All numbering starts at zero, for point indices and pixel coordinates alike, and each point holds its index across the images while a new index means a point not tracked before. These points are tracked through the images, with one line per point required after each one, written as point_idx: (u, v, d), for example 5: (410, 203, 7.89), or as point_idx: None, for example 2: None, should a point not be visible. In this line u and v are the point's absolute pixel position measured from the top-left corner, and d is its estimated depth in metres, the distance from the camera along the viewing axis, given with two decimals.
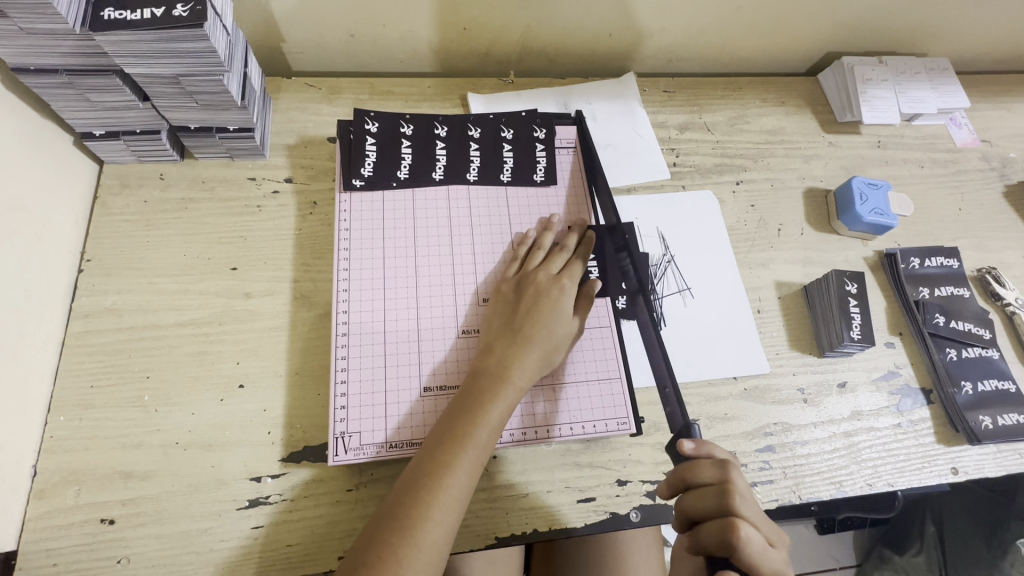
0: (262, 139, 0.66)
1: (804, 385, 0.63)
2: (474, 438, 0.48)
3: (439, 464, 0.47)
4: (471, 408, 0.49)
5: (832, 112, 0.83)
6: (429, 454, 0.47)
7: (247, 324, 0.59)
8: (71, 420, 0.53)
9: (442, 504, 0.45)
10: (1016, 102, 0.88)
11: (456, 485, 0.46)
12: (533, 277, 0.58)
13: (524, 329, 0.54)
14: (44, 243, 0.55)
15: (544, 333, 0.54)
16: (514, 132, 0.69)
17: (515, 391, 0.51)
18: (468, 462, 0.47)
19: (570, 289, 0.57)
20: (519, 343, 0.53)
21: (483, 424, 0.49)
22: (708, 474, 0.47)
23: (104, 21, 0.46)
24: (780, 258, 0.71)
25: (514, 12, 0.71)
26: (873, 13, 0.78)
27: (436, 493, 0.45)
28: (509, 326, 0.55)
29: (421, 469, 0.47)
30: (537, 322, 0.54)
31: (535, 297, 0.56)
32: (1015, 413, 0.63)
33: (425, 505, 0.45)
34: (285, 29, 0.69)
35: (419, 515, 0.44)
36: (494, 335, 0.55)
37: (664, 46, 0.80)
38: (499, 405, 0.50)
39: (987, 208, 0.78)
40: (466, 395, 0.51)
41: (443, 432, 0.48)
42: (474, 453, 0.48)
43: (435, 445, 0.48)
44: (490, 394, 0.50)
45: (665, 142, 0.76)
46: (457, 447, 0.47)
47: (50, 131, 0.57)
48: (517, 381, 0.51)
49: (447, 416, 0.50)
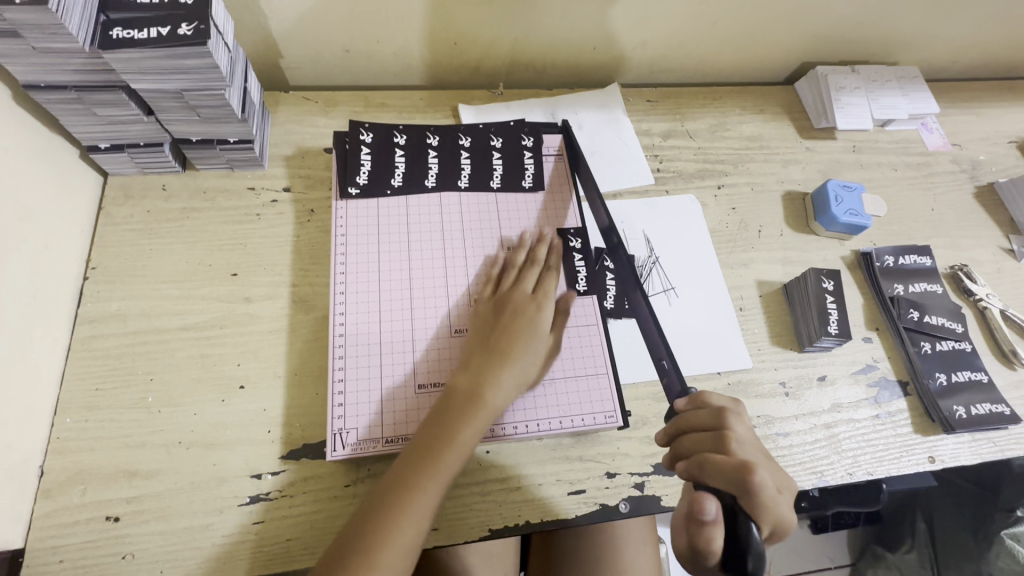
0: (261, 151, 0.68)
1: (786, 379, 0.66)
2: (447, 457, 0.50)
3: (407, 482, 0.48)
4: (443, 426, 0.51)
5: (809, 119, 0.86)
6: (402, 468, 0.49)
7: (248, 327, 0.61)
8: (77, 422, 0.55)
9: (409, 519, 0.47)
10: (984, 107, 0.92)
11: (422, 503, 0.48)
12: (512, 295, 0.60)
13: (500, 346, 0.56)
14: (51, 251, 0.57)
15: (520, 351, 0.56)
16: (503, 141, 0.72)
17: (490, 409, 0.53)
18: (433, 482, 0.49)
19: (546, 306, 0.60)
20: (496, 360, 0.55)
21: (456, 445, 0.50)
22: (708, 420, 0.49)
23: (113, 40, 0.49)
24: (761, 258, 0.73)
25: (502, 27, 0.74)
26: (844, 24, 0.82)
27: (403, 510, 0.47)
28: (485, 343, 0.57)
29: (390, 484, 0.48)
30: (513, 340, 0.57)
31: (511, 315, 0.58)
32: (988, 403, 0.65)
33: (392, 522, 0.46)
34: (283, 45, 0.72)
35: (387, 529, 0.46)
36: (471, 350, 0.57)
37: (647, 58, 0.83)
38: (472, 423, 0.52)
39: (958, 208, 0.81)
40: (440, 410, 0.52)
41: (415, 447, 0.50)
42: (440, 472, 0.49)
43: (407, 461, 0.49)
44: (471, 404, 0.52)
45: (648, 149, 0.80)
46: (427, 464, 0.49)
47: (58, 144, 0.59)
48: (492, 401, 0.53)
49: (422, 430, 0.51)
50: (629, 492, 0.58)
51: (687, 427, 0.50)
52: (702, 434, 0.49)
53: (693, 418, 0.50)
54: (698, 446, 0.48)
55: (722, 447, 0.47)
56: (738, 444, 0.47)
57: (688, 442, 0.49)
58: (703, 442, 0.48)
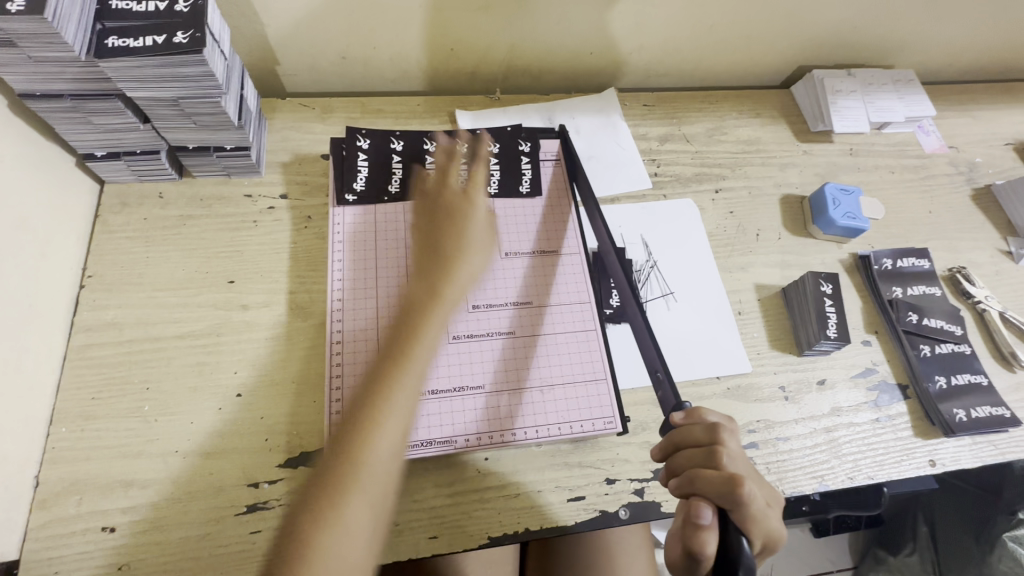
0: (258, 157, 0.68)
1: (785, 383, 0.65)
2: (432, 318, 0.51)
3: (400, 350, 0.48)
4: (437, 288, 0.53)
5: (805, 122, 0.86)
6: (393, 337, 0.49)
7: (245, 335, 0.61)
8: (73, 431, 0.54)
9: (402, 384, 0.47)
10: (980, 109, 0.92)
11: (413, 379, 0.48)
12: (447, 175, 0.62)
13: (449, 214, 0.59)
14: (47, 259, 0.57)
15: (472, 209, 0.59)
16: (501, 146, 0.71)
17: (467, 266, 0.55)
18: (424, 346, 0.49)
19: (482, 186, 0.62)
20: (449, 223, 0.58)
21: (443, 302, 0.52)
22: (700, 435, 0.47)
23: (108, 49, 0.49)
24: (759, 262, 0.73)
25: (499, 33, 0.74)
26: (840, 28, 0.82)
27: (398, 374, 0.47)
28: (439, 203, 0.60)
29: (388, 351, 0.49)
30: (467, 201, 0.59)
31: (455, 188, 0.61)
32: (988, 405, 0.65)
33: (381, 398, 0.46)
34: (280, 52, 0.72)
35: (380, 381, 0.47)
36: (420, 229, 0.58)
37: (643, 63, 0.84)
38: (455, 279, 0.54)
39: (956, 211, 0.81)
40: (439, 272, 0.54)
41: (407, 314, 0.51)
42: (431, 330, 0.50)
43: (400, 326, 0.50)
44: (380, 368, 0.48)
45: (646, 154, 0.80)
46: (421, 317, 0.50)
47: (54, 153, 0.59)
48: (470, 259, 0.56)
49: (411, 294, 0.52)
50: (629, 498, 0.57)
51: (679, 440, 0.48)
52: (695, 447, 0.47)
53: (685, 432, 0.48)
54: (690, 460, 0.47)
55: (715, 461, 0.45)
56: (730, 458, 0.46)
57: (681, 456, 0.48)
58: (695, 456, 0.47)
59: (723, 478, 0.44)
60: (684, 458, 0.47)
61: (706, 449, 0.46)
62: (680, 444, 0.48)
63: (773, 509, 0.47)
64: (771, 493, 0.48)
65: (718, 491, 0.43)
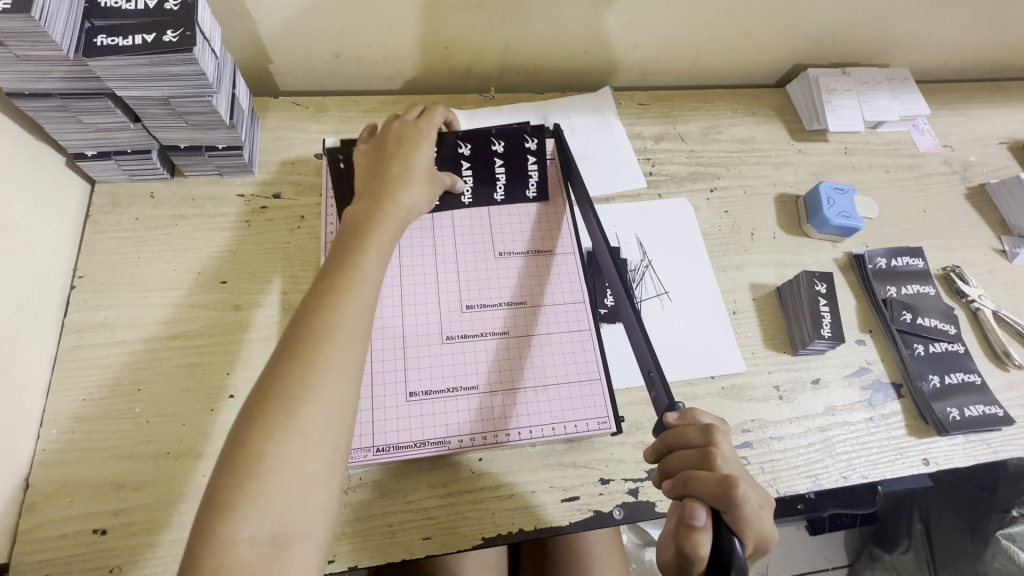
0: (250, 156, 0.68)
1: (779, 382, 0.65)
2: (364, 262, 0.49)
3: (329, 287, 0.46)
4: (351, 241, 0.50)
5: (801, 121, 0.86)
6: (319, 282, 0.47)
7: (237, 335, 0.60)
8: (64, 433, 0.54)
9: (339, 325, 0.45)
10: (975, 108, 0.92)
11: (352, 309, 0.46)
12: (392, 130, 0.61)
13: (392, 163, 0.57)
14: (37, 260, 0.56)
15: (417, 160, 0.59)
16: (505, 144, 0.68)
17: (399, 207, 0.54)
18: (360, 285, 0.47)
19: (431, 129, 0.62)
20: (387, 177, 0.56)
21: (348, 269, 0.48)
22: (694, 436, 0.47)
23: (97, 48, 0.49)
24: (753, 261, 0.73)
25: (493, 31, 0.74)
26: (835, 26, 0.82)
27: (335, 305, 0.45)
28: (382, 156, 0.59)
29: (314, 288, 0.47)
30: (404, 150, 0.59)
31: (398, 139, 0.60)
32: (981, 404, 0.65)
33: (321, 324, 0.44)
34: (273, 50, 0.71)
35: (319, 334, 0.44)
36: (363, 183, 0.57)
37: (637, 62, 0.83)
38: (385, 229, 0.52)
39: (950, 209, 0.81)
40: (347, 233, 0.51)
41: (325, 268, 0.48)
42: (364, 275, 0.48)
43: (321, 276, 0.47)
44: (306, 334, 0.44)
45: (640, 153, 0.79)
46: (354, 261, 0.48)
47: (43, 152, 0.58)
48: (400, 200, 0.54)
49: (332, 250, 0.50)
50: (624, 498, 0.57)
51: (673, 442, 0.48)
52: (689, 449, 0.47)
53: (679, 433, 0.48)
54: (685, 461, 0.47)
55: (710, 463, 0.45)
56: (725, 460, 0.45)
57: (675, 457, 0.48)
58: (690, 457, 0.46)
59: (716, 479, 0.44)
60: (679, 460, 0.47)
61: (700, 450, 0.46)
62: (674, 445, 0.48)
63: (767, 510, 0.47)
64: (764, 496, 0.48)
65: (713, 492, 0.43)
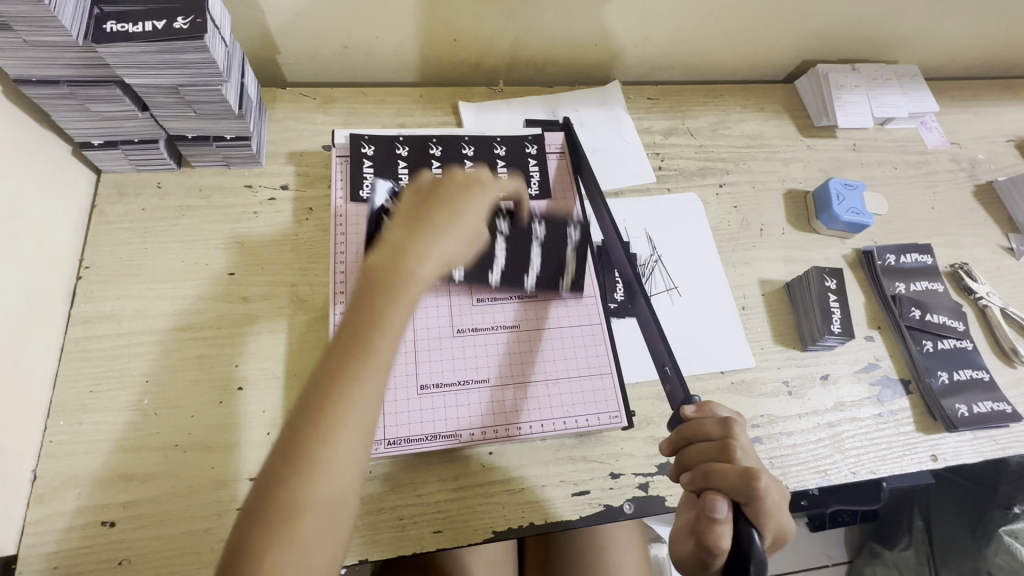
0: (258, 147, 0.67)
1: (788, 378, 0.65)
2: (374, 359, 0.41)
3: (331, 390, 0.39)
4: (364, 323, 0.41)
5: (809, 117, 0.86)
6: (318, 378, 0.39)
7: (246, 327, 0.60)
8: (71, 424, 0.53)
9: (353, 434, 0.38)
10: (983, 106, 0.92)
11: (354, 418, 0.39)
12: (439, 180, 0.51)
13: (429, 221, 0.47)
14: (43, 250, 0.56)
15: (458, 220, 0.48)
16: (507, 149, 0.71)
17: (417, 281, 0.44)
18: (364, 389, 0.39)
19: (485, 188, 0.52)
20: (419, 236, 0.46)
21: (370, 362, 0.40)
22: (713, 428, 0.47)
23: (107, 34, 0.48)
24: (762, 257, 0.73)
25: (503, 24, 0.73)
26: (845, 22, 0.82)
27: (331, 414, 0.38)
28: (422, 206, 0.48)
29: (333, 373, 0.39)
30: (446, 208, 0.48)
31: (440, 193, 0.49)
32: (989, 400, 0.65)
33: (316, 441, 0.37)
34: (281, 41, 0.70)
35: (331, 438, 0.38)
36: (388, 237, 0.46)
37: (647, 56, 0.83)
38: (400, 311, 0.42)
39: (958, 207, 0.81)
40: (356, 308, 0.42)
41: (329, 360, 0.40)
42: (372, 373, 0.40)
43: (323, 371, 0.40)
44: (316, 440, 0.37)
45: (650, 147, 0.79)
46: (361, 358, 0.40)
47: (50, 141, 0.58)
48: (421, 273, 0.44)
49: (341, 331, 0.41)
50: (634, 493, 0.57)
51: (691, 434, 0.48)
52: (708, 440, 0.47)
53: (696, 424, 0.48)
54: (703, 453, 0.47)
55: (730, 455, 0.45)
56: (744, 451, 0.45)
57: (693, 449, 0.47)
58: (708, 449, 0.46)
59: (737, 471, 0.44)
60: (697, 452, 0.47)
61: (719, 442, 0.46)
62: (692, 437, 0.48)
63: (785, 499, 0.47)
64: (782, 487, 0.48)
65: (733, 484, 0.43)
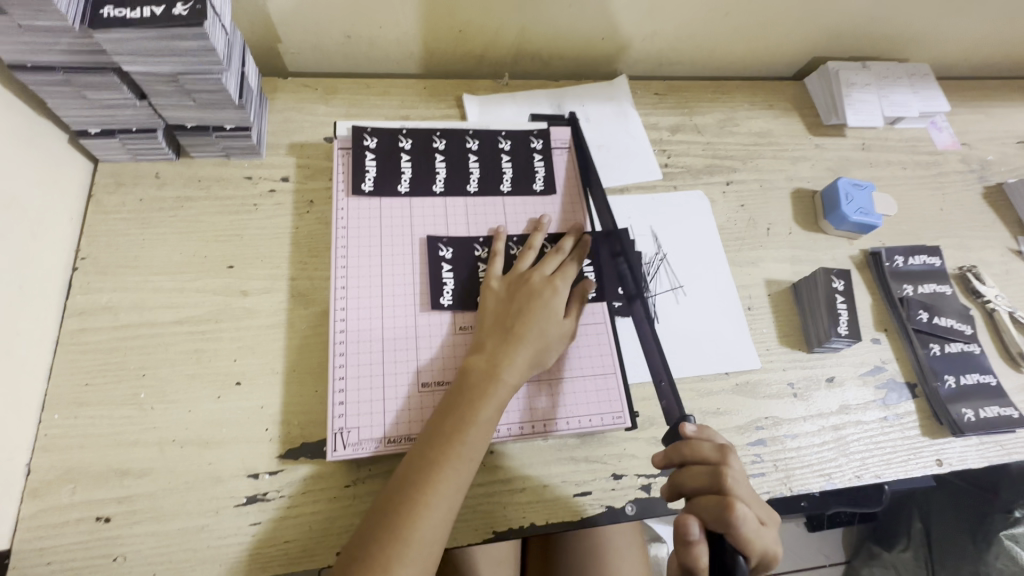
0: (259, 138, 0.66)
1: (794, 380, 0.65)
2: (468, 438, 0.48)
3: (431, 460, 0.47)
4: (464, 407, 0.50)
5: (818, 115, 0.85)
6: (424, 447, 0.48)
7: (244, 321, 0.59)
8: (66, 418, 0.53)
9: (452, 470, 0.47)
10: (994, 106, 0.91)
11: (448, 485, 0.46)
12: (525, 277, 0.58)
13: (514, 327, 0.55)
14: (38, 240, 0.54)
15: (538, 334, 0.55)
16: (512, 144, 0.70)
17: (505, 388, 0.51)
18: (458, 461, 0.47)
19: (563, 292, 0.58)
20: (509, 344, 0.53)
21: (469, 421, 0.49)
22: (707, 453, 0.48)
23: (104, 19, 0.47)
24: (769, 257, 0.72)
25: (510, 15, 0.72)
26: (856, 19, 0.80)
27: (433, 480, 0.46)
28: (514, 295, 0.57)
29: (439, 423, 0.49)
30: (528, 321, 0.55)
31: (527, 296, 0.57)
32: (996, 405, 0.65)
33: (415, 501, 0.45)
34: (283, 29, 0.69)
35: (433, 471, 0.46)
36: (484, 334, 0.55)
37: (655, 51, 0.82)
38: (490, 402, 0.50)
39: (967, 208, 0.80)
40: (459, 393, 0.51)
41: (433, 432, 0.49)
42: (467, 451, 0.48)
43: (429, 443, 0.48)
44: (424, 479, 0.46)
45: (656, 144, 0.78)
46: (459, 434, 0.48)
47: (45, 128, 0.56)
48: (508, 378, 0.52)
49: (442, 410, 0.50)
50: (636, 494, 0.56)
51: (685, 456, 0.49)
52: (699, 465, 0.48)
53: (691, 448, 0.49)
54: (693, 477, 0.48)
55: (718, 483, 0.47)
56: (734, 481, 0.47)
57: (684, 471, 0.49)
58: (699, 474, 0.48)
59: (720, 500, 0.45)
60: (687, 475, 0.49)
61: (710, 469, 0.48)
62: (686, 459, 0.49)
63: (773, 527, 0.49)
64: (768, 510, 0.50)
65: (714, 511, 0.46)
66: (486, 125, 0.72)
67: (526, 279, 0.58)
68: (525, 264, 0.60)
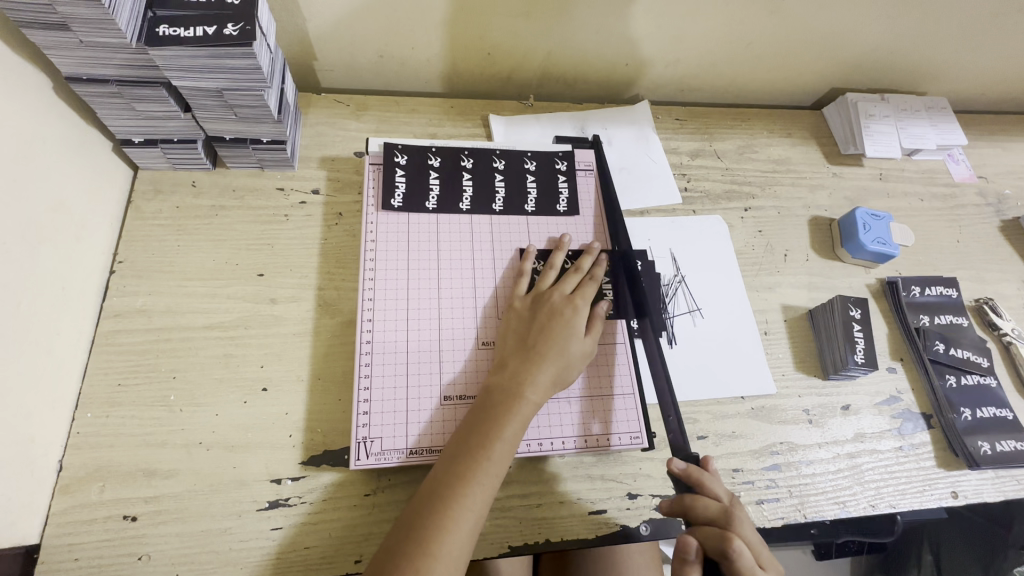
0: (292, 151, 0.68)
1: (809, 407, 0.65)
2: (493, 453, 0.49)
3: (458, 476, 0.48)
4: (489, 424, 0.51)
5: (836, 144, 0.86)
6: (449, 463, 0.49)
7: (273, 329, 0.60)
8: (98, 417, 0.54)
9: (477, 485, 0.48)
10: (1011, 141, 0.92)
11: (475, 499, 0.47)
12: (546, 296, 0.60)
13: (537, 346, 0.56)
14: (80, 243, 0.57)
15: (560, 353, 0.56)
16: (537, 165, 0.71)
17: (527, 406, 0.52)
18: (484, 475, 0.48)
19: (583, 311, 0.59)
20: (530, 363, 0.55)
21: (494, 437, 0.50)
22: (721, 488, 0.54)
23: (159, 37, 0.49)
24: (786, 283, 0.73)
25: (537, 40, 0.74)
26: (874, 53, 0.82)
27: (460, 493, 0.47)
28: (537, 315, 0.59)
29: (465, 439, 0.50)
30: (551, 341, 0.56)
31: (548, 317, 0.58)
32: (1012, 440, 0.65)
33: (443, 516, 0.46)
34: (319, 48, 0.72)
35: (458, 487, 0.47)
36: (507, 351, 0.57)
37: (676, 77, 0.84)
38: (513, 419, 0.51)
39: (983, 240, 0.81)
40: (483, 410, 0.52)
41: (459, 448, 0.50)
42: (492, 467, 0.49)
43: (454, 459, 0.49)
44: (452, 494, 0.47)
45: (676, 168, 0.79)
46: (485, 450, 0.49)
47: (92, 136, 0.59)
48: (532, 396, 0.53)
49: (468, 426, 0.51)
50: (651, 514, 0.57)
51: (699, 486, 0.54)
52: (713, 499, 0.53)
53: (708, 481, 0.54)
54: (705, 510, 0.52)
55: (727, 521, 0.52)
56: (742, 521, 0.52)
57: (698, 499, 0.53)
58: (710, 509, 0.52)
59: (723, 536, 0.50)
60: (699, 507, 0.53)
61: (722, 505, 0.52)
62: (700, 487, 0.54)
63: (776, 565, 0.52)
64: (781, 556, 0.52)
65: (715, 542, 0.51)
66: (511, 145, 0.73)
67: (547, 297, 0.60)
68: (546, 286, 0.62)
